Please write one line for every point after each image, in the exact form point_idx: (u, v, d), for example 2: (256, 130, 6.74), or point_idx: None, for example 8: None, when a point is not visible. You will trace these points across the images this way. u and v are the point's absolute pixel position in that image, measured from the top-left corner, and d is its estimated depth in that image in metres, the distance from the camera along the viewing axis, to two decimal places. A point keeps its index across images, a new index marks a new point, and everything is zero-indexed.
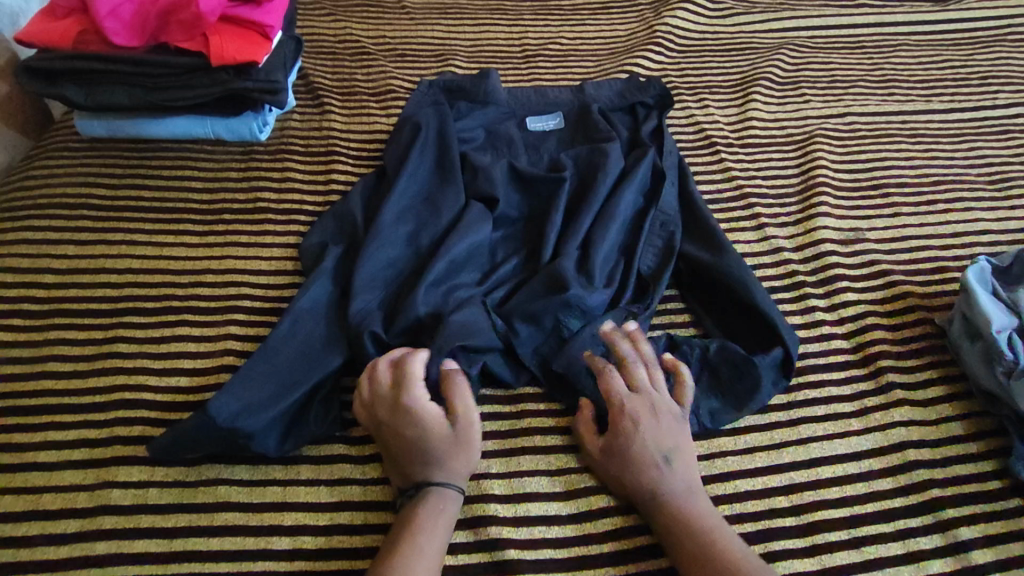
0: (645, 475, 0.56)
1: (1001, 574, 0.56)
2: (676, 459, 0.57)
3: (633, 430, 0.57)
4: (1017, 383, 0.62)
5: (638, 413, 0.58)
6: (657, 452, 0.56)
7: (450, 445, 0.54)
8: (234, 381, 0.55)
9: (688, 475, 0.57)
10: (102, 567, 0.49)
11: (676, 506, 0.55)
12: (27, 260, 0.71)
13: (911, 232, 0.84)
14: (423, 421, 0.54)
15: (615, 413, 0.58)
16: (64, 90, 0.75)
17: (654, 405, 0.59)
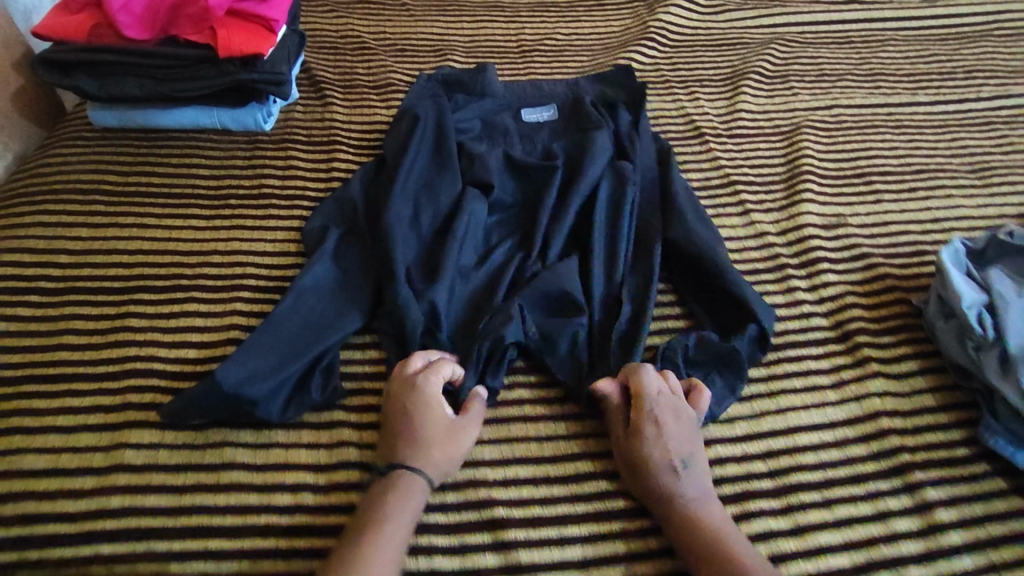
0: (661, 477, 0.56)
1: (969, 533, 0.58)
2: (693, 464, 0.57)
3: (653, 431, 0.57)
4: (986, 356, 0.64)
5: (661, 414, 0.58)
6: (675, 455, 0.57)
7: (442, 440, 0.57)
8: (240, 351, 0.58)
9: (703, 482, 0.57)
10: (115, 520, 0.52)
11: (688, 511, 0.55)
12: (43, 241, 0.73)
13: (892, 218, 0.87)
14: (431, 411, 0.57)
15: (639, 411, 0.59)
16: (78, 81, 0.78)
17: (677, 411, 0.59)
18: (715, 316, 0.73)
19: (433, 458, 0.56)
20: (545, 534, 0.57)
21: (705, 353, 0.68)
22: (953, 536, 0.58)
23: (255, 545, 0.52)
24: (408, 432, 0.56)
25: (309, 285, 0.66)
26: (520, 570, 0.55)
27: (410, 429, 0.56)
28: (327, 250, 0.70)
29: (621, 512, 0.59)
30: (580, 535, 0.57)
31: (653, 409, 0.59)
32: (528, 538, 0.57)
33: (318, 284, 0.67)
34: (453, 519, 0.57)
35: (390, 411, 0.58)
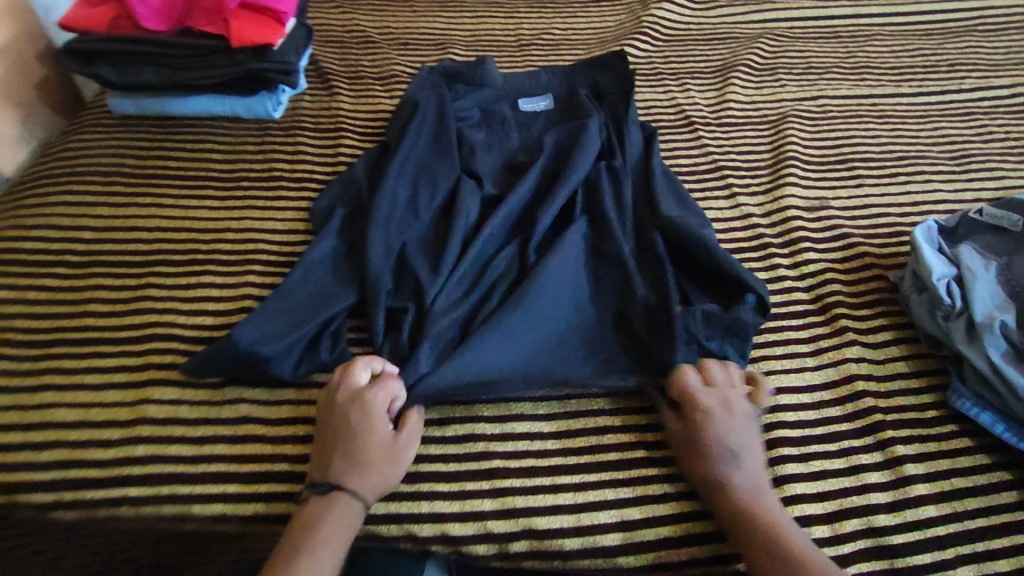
0: (717, 467, 0.57)
1: (934, 486, 0.62)
2: (745, 454, 0.58)
3: (707, 421, 0.58)
4: (954, 325, 0.68)
5: (712, 406, 0.59)
6: (731, 444, 0.58)
7: (381, 459, 0.56)
8: (252, 317, 0.63)
9: (756, 472, 0.58)
10: (142, 467, 0.57)
11: (742, 499, 0.55)
12: (67, 218, 0.78)
13: (873, 202, 0.91)
14: (372, 431, 0.57)
15: (689, 401, 0.60)
16: (100, 70, 0.83)
17: (729, 402, 0.60)
18: (710, 288, 0.74)
19: (372, 478, 0.55)
20: (539, 483, 0.60)
21: (713, 326, 0.69)
22: (919, 488, 0.62)
23: (271, 489, 0.57)
24: (348, 451, 0.56)
25: (313, 260, 0.71)
26: (516, 514, 0.58)
27: (352, 448, 0.56)
28: (330, 229, 0.74)
29: (613, 463, 0.62)
30: (573, 484, 0.60)
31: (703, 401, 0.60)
32: (524, 487, 0.60)
33: (322, 259, 0.71)
34: (454, 468, 0.61)
35: (330, 429, 0.57)
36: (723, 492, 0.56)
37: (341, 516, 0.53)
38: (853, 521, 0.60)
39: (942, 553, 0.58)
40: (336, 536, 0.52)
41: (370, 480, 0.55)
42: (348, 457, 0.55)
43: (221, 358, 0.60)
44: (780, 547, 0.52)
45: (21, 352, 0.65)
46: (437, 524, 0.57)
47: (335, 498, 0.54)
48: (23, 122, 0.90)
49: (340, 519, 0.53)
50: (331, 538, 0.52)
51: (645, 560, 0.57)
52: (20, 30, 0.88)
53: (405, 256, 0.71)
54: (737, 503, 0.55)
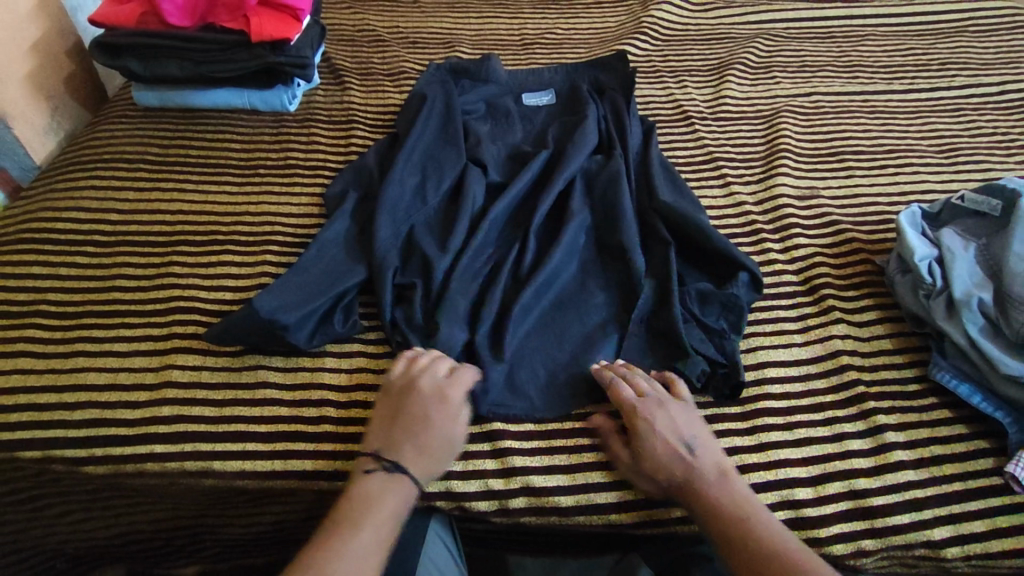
0: (675, 474, 0.57)
1: (913, 453, 0.65)
2: (699, 449, 0.59)
3: (650, 430, 0.59)
4: (935, 302, 0.71)
5: (652, 413, 0.60)
6: (679, 447, 0.58)
7: (443, 447, 0.59)
8: (272, 287, 0.67)
9: (717, 462, 0.59)
10: (168, 426, 0.62)
11: (713, 495, 0.56)
12: (95, 202, 0.82)
13: (863, 191, 0.93)
14: (442, 421, 0.59)
15: (631, 411, 0.61)
16: (127, 63, 0.88)
17: (666, 403, 0.62)
18: (704, 268, 0.78)
19: (433, 465, 0.58)
20: (537, 444, 0.64)
21: (709, 304, 0.73)
22: (899, 454, 0.65)
23: (287, 448, 0.61)
24: (418, 437, 0.58)
25: (328, 238, 0.74)
26: (516, 473, 0.62)
27: (422, 434, 0.58)
28: (344, 210, 0.78)
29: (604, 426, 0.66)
30: (569, 446, 0.64)
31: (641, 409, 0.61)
32: (523, 448, 0.64)
33: (336, 238, 0.75)
34: None
35: (405, 412, 0.59)
36: (695, 491, 0.57)
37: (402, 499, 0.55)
38: (837, 484, 0.63)
39: (919, 513, 0.62)
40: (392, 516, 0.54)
41: (429, 467, 0.58)
42: (418, 444, 0.58)
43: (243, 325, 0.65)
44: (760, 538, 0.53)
45: (54, 323, 0.70)
46: (443, 481, 0.61)
47: (397, 478, 0.56)
48: (53, 114, 0.95)
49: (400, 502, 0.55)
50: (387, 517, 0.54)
51: (636, 516, 0.61)
52: (51, 28, 0.93)
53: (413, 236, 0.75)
54: (708, 500, 0.56)
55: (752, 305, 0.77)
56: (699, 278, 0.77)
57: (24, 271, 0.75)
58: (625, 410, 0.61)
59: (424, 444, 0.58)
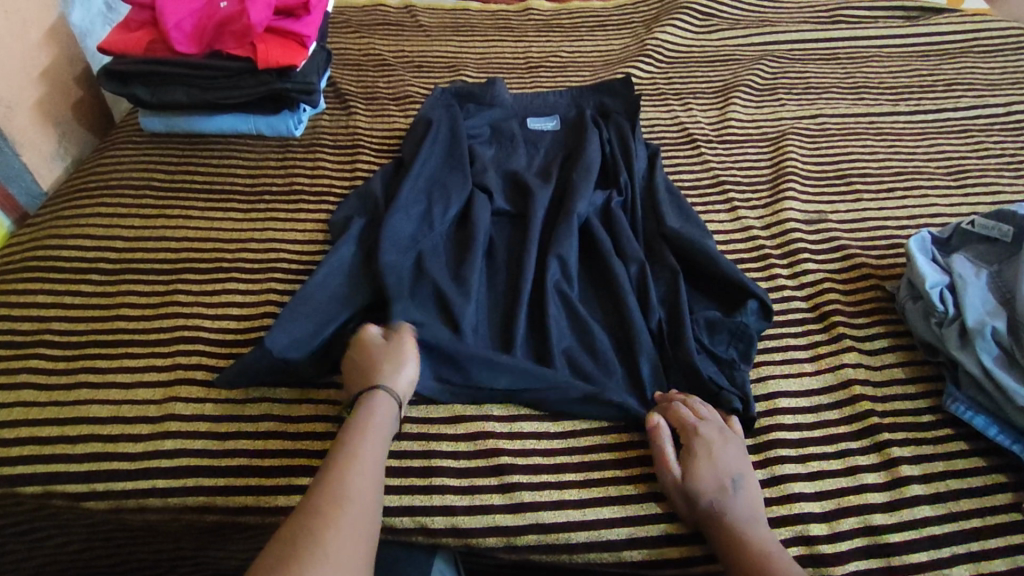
0: (714, 495, 0.58)
1: (928, 487, 0.64)
2: (744, 485, 0.60)
3: (706, 452, 0.61)
4: (947, 331, 0.70)
5: (711, 439, 0.62)
6: (726, 477, 0.59)
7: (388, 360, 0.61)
8: (281, 322, 0.66)
9: (757, 502, 0.59)
10: (170, 460, 0.61)
11: (739, 528, 0.56)
12: (101, 229, 0.82)
13: (871, 214, 0.93)
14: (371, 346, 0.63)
15: (690, 432, 0.62)
16: (135, 90, 0.89)
17: (725, 435, 0.63)
18: (712, 296, 0.77)
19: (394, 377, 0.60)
20: (546, 478, 0.63)
21: (717, 332, 0.73)
22: (915, 488, 0.64)
23: (290, 483, 0.60)
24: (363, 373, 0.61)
25: (334, 262, 0.73)
26: (525, 508, 0.61)
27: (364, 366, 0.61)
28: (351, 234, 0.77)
29: (611, 461, 0.65)
30: (579, 480, 0.63)
31: (704, 432, 0.62)
32: (531, 483, 0.62)
33: (342, 260, 0.74)
34: (464, 464, 0.63)
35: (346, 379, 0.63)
36: (719, 518, 0.57)
37: (374, 448, 0.54)
38: (851, 519, 0.62)
39: (938, 551, 0.60)
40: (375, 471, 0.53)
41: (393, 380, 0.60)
42: (363, 372, 0.61)
43: (253, 369, 0.64)
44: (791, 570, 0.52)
45: (57, 352, 0.69)
46: (449, 517, 0.60)
47: (362, 418, 0.56)
48: (61, 140, 0.96)
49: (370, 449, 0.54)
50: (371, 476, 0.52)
51: (649, 553, 0.59)
52: (60, 54, 0.93)
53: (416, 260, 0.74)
54: (734, 529, 0.56)
55: (762, 332, 0.76)
56: (707, 305, 0.77)
57: (29, 300, 0.74)
58: (683, 432, 0.63)
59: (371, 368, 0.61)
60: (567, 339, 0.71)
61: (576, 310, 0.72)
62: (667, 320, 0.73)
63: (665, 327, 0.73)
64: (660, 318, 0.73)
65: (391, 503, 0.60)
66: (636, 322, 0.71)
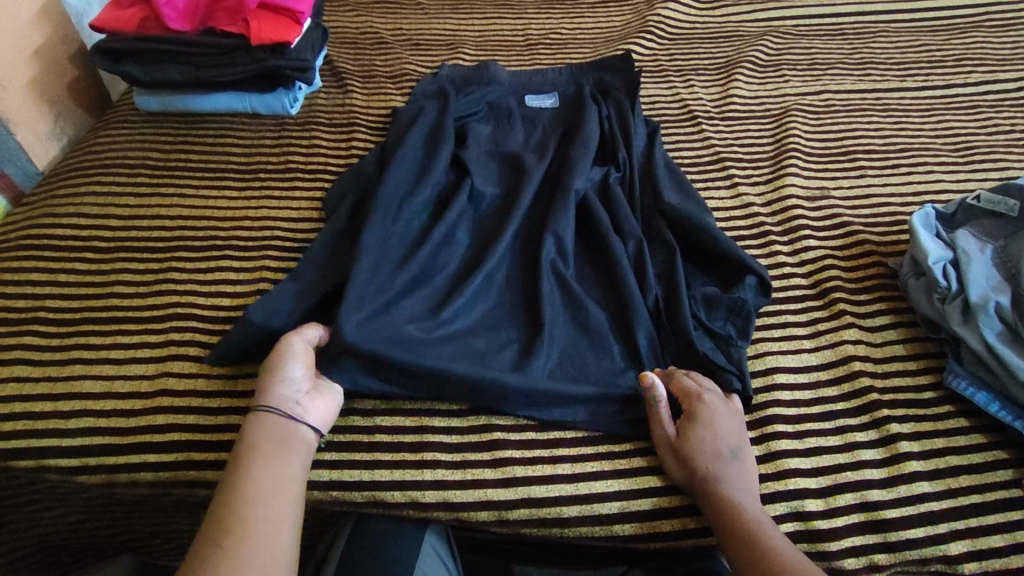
0: (712, 464, 0.58)
1: (927, 463, 0.63)
2: (740, 456, 0.60)
3: (709, 419, 0.60)
4: (950, 306, 0.68)
5: (714, 409, 0.61)
6: (725, 446, 0.59)
7: (269, 370, 0.59)
8: (268, 300, 0.66)
9: (750, 474, 0.59)
10: (162, 435, 0.61)
11: (733, 499, 0.56)
12: (95, 208, 0.82)
13: (875, 191, 0.91)
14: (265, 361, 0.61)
15: (693, 399, 0.62)
16: (129, 69, 0.88)
17: (727, 406, 0.63)
18: (710, 274, 0.76)
19: (270, 389, 0.58)
20: (538, 453, 0.63)
21: (715, 309, 0.72)
22: (914, 464, 0.63)
23: None
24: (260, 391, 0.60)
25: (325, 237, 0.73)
26: (518, 483, 0.61)
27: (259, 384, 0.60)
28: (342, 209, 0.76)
29: (606, 436, 0.64)
30: (572, 455, 0.63)
31: (708, 399, 0.62)
32: (524, 457, 0.62)
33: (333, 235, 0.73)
34: (456, 440, 0.63)
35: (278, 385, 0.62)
36: (714, 487, 0.57)
37: (273, 472, 0.53)
38: (847, 495, 0.61)
39: (934, 528, 0.59)
40: (280, 494, 0.52)
41: (270, 392, 0.58)
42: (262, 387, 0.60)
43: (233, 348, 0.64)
44: (771, 549, 0.52)
45: (51, 329, 0.70)
46: (440, 491, 0.60)
47: (246, 437, 0.55)
48: (56, 119, 0.95)
49: (268, 472, 0.53)
50: (269, 501, 0.51)
51: (639, 528, 0.60)
52: (54, 33, 0.93)
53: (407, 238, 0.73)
54: (727, 499, 0.56)
55: (760, 309, 0.75)
56: (705, 282, 0.76)
57: (23, 278, 0.74)
58: (685, 397, 0.62)
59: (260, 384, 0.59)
60: (560, 318, 0.70)
61: (570, 288, 0.72)
62: (664, 297, 0.72)
63: (662, 304, 0.72)
64: (656, 295, 0.72)
65: (383, 478, 0.60)
66: (633, 299, 0.70)
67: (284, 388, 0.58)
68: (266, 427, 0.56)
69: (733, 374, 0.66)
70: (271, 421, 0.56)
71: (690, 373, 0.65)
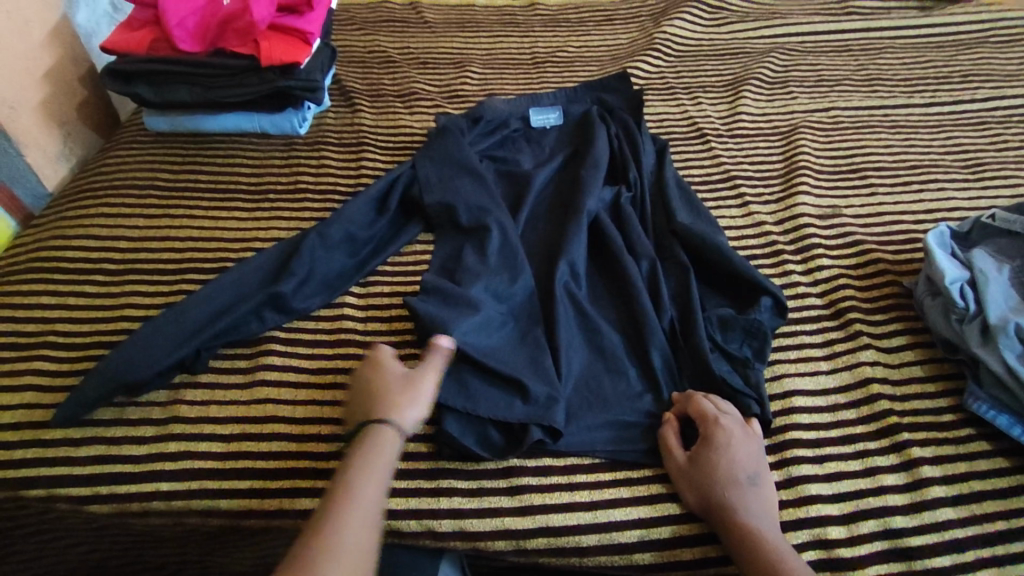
0: (730, 491, 0.57)
1: (948, 488, 0.62)
2: (759, 482, 0.59)
3: (725, 445, 0.59)
4: (968, 328, 0.67)
5: (731, 434, 0.60)
6: (742, 473, 0.58)
7: (399, 386, 0.59)
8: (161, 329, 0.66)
9: (770, 502, 0.58)
10: (173, 463, 0.61)
11: (751, 528, 0.55)
12: (105, 229, 0.82)
13: (886, 209, 0.90)
14: (388, 377, 0.60)
15: (710, 423, 0.61)
16: (138, 89, 0.88)
17: (744, 430, 0.62)
18: (723, 294, 0.76)
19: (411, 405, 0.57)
20: (555, 481, 0.62)
21: (732, 330, 0.71)
22: (936, 490, 0.62)
23: (294, 486, 0.60)
24: (366, 399, 0.58)
25: (304, 274, 0.72)
26: (535, 511, 0.60)
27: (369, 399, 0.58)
28: (328, 243, 0.75)
29: (623, 463, 0.63)
30: (589, 482, 0.62)
31: (725, 423, 0.61)
32: (541, 485, 0.61)
33: (312, 276, 0.73)
34: (472, 467, 0.62)
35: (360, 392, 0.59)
36: (731, 516, 0.56)
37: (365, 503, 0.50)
38: (869, 522, 0.60)
39: (961, 555, 0.58)
40: (362, 532, 0.49)
41: (405, 408, 0.57)
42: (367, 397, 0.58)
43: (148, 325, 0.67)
44: None
45: (61, 354, 0.69)
46: (455, 520, 0.59)
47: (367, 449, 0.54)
48: (65, 140, 0.95)
49: (356, 502, 0.50)
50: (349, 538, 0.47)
51: (660, 557, 0.59)
52: (65, 54, 0.93)
53: (439, 262, 0.76)
54: (747, 528, 0.55)
55: (776, 331, 0.74)
56: (719, 302, 0.75)
57: (33, 302, 0.74)
58: (702, 422, 0.61)
59: (384, 397, 0.58)
60: (576, 341, 0.69)
61: (585, 311, 0.71)
62: (679, 318, 0.72)
63: (677, 326, 0.71)
64: (670, 317, 0.71)
65: (397, 507, 0.59)
66: (649, 321, 0.69)
67: (417, 412, 0.57)
68: (369, 446, 0.54)
69: (751, 400, 0.65)
70: (378, 439, 0.54)
71: (706, 394, 0.64)
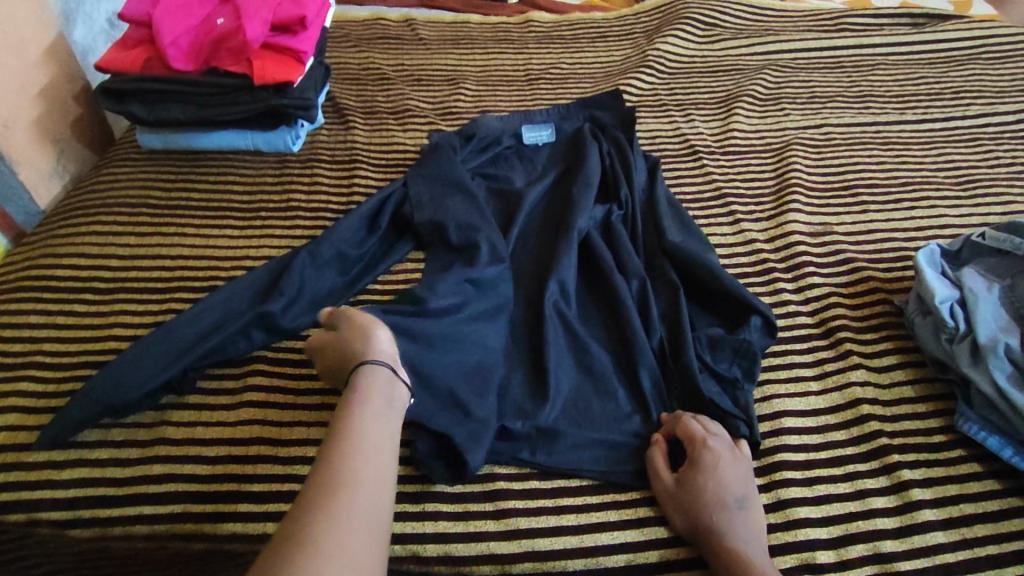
0: (718, 515, 0.56)
1: (938, 511, 0.62)
2: (747, 505, 0.58)
3: (713, 467, 0.59)
4: (958, 347, 0.67)
5: (719, 455, 0.60)
6: (730, 496, 0.58)
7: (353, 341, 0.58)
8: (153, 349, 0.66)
9: (758, 526, 0.58)
10: (157, 485, 0.60)
11: (739, 552, 0.54)
12: (95, 248, 0.82)
13: (878, 226, 0.91)
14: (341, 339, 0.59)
15: (698, 445, 0.60)
16: (131, 108, 0.89)
17: (732, 452, 0.61)
18: (713, 313, 0.76)
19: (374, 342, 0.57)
20: (542, 504, 0.61)
21: (721, 350, 0.71)
22: (926, 513, 0.62)
23: (279, 509, 0.59)
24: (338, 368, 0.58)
25: (292, 292, 0.72)
26: (521, 535, 0.59)
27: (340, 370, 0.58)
28: (317, 262, 0.75)
29: (611, 486, 0.63)
30: (576, 505, 0.61)
31: (713, 444, 0.61)
32: (528, 508, 0.61)
33: (301, 295, 0.73)
34: (459, 489, 0.62)
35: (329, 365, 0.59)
36: (719, 539, 0.55)
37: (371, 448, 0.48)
38: (858, 546, 0.60)
39: None
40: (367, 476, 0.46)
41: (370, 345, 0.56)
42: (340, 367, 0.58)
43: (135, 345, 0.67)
44: None
45: (49, 373, 0.69)
46: (441, 544, 0.58)
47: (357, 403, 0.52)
48: (59, 157, 0.96)
49: (368, 443, 0.49)
50: (359, 476, 0.46)
51: None
52: (60, 73, 0.94)
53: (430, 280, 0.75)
54: (735, 552, 0.54)
55: (766, 350, 0.74)
56: (709, 321, 0.75)
57: (22, 320, 0.74)
58: (690, 444, 0.61)
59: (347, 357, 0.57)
60: (565, 360, 0.69)
61: (574, 330, 0.71)
62: (668, 337, 0.72)
63: (666, 345, 0.71)
64: (660, 337, 0.71)
65: None
66: (638, 340, 0.69)
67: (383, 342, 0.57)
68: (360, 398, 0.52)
69: (740, 422, 0.65)
70: (361, 387, 0.53)
71: (695, 415, 0.64)
